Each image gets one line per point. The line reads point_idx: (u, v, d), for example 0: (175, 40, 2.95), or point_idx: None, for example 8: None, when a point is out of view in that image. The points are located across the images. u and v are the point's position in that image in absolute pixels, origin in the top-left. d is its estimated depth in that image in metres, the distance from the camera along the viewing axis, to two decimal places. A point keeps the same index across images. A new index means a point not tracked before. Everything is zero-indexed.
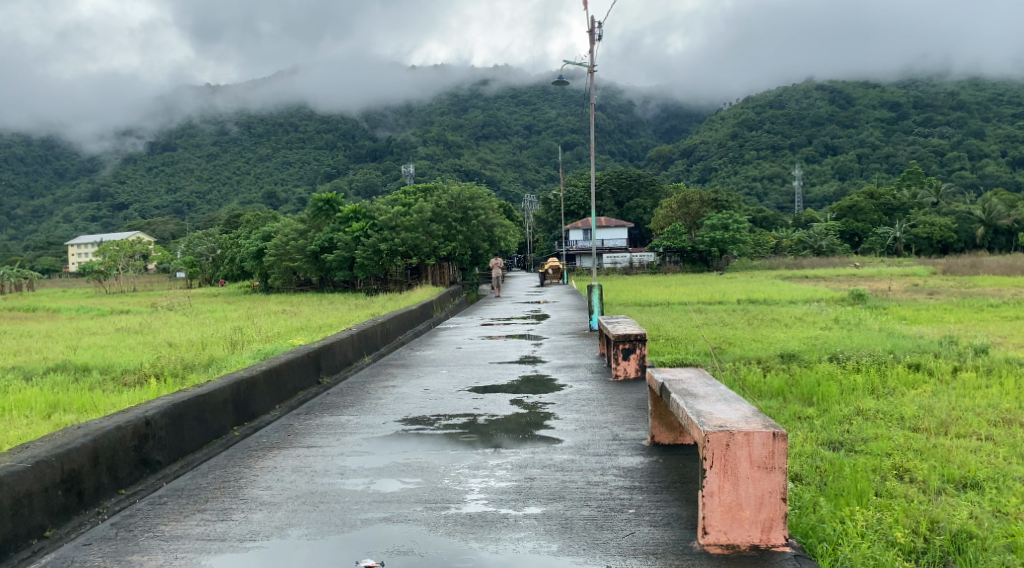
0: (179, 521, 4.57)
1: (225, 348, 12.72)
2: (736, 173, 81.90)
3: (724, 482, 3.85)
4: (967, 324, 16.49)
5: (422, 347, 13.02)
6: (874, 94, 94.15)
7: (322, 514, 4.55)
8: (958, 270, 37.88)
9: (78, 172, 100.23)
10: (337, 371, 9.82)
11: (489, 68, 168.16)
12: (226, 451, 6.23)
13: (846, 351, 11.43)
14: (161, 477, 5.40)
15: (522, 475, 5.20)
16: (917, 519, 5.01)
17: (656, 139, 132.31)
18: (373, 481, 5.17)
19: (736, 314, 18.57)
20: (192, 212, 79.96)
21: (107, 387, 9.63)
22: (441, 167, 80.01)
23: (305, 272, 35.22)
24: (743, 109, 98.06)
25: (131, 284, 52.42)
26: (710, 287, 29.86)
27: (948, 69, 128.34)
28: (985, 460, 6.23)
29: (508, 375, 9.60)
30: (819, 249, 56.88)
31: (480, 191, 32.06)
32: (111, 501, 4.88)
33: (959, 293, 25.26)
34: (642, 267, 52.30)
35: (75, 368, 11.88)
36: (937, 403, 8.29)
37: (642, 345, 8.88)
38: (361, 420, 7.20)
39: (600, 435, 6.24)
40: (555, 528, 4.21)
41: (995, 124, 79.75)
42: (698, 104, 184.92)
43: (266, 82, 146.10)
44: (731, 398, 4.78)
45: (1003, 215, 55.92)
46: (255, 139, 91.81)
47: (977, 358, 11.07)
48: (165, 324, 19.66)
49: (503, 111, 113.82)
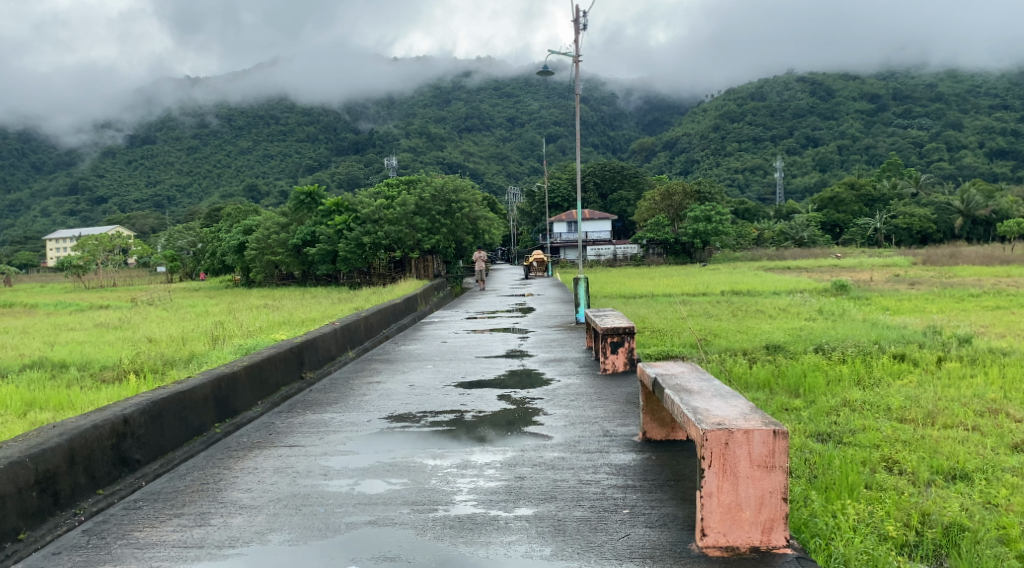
0: (155, 527, 4.39)
1: (206, 344, 12.37)
2: (718, 165, 82.41)
3: (723, 483, 3.74)
4: (948, 313, 16.61)
5: (408, 341, 12.82)
6: (854, 86, 94.77)
7: (305, 518, 4.39)
8: (938, 261, 38.04)
9: (56, 165, 98.68)
10: (320, 366, 9.64)
11: (472, 61, 168.28)
12: (207, 450, 6.03)
13: (831, 341, 11.38)
14: (140, 477, 5.22)
15: (512, 474, 5.05)
16: (908, 512, 4.94)
17: (639, 131, 132.22)
18: (358, 482, 5.01)
19: (721, 306, 18.53)
20: (172, 205, 78.96)
21: (85, 383, 9.43)
22: (424, 160, 79.49)
23: (288, 266, 35.05)
24: (724, 101, 98.33)
25: (111, 279, 51.59)
26: (694, 279, 29.76)
27: (926, 63, 129.39)
28: (974, 450, 6.17)
29: (496, 370, 9.41)
30: (800, 240, 57.20)
31: (463, 182, 31.13)
32: (88, 502, 4.70)
33: (940, 283, 25.18)
34: (626, 259, 52.66)
35: (52, 364, 11.62)
36: (923, 393, 8.25)
37: (630, 338, 8.77)
38: (346, 418, 6.99)
39: (591, 431, 6.12)
40: (548, 531, 4.07)
41: (973, 115, 80.48)
42: (681, 96, 186.42)
43: (246, 75, 144.30)
44: (727, 393, 4.66)
45: (982, 205, 56.06)
46: (236, 132, 91.01)
47: (961, 348, 11.04)
48: (146, 319, 19.19)
49: (485, 103, 113.31)
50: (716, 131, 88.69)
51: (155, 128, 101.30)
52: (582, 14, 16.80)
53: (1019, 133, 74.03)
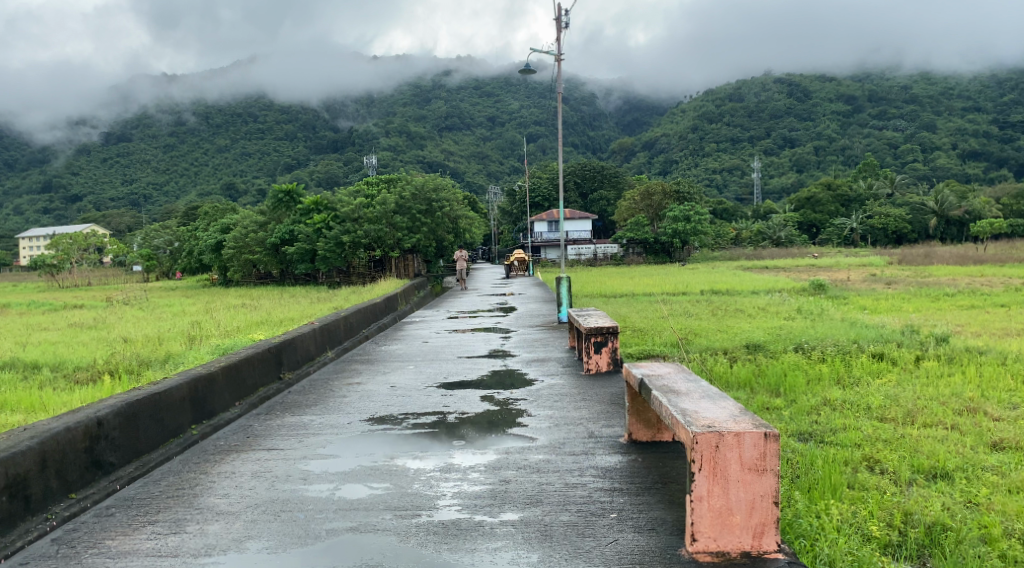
0: (129, 535, 4.26)
1: (182, 344, 12.17)
2: (696, 165, 82.94)
3: (714, 487, 3.68)
4: (925, 312, 16.80)
5: (388, 342, 12.67)
6: (830, 87, 95.75)
7: (284, 524, 4.28)
8: (913, 260, 38.47)
9: (29, 163, 96.92)
10: (299, 366, 9.49)
11: (452, 60, 168.08)
12: (183, 453, 5.88)
13: (811, 340, 11.37)
14: (115, 480, 5.09)
15: (496, 478, 4.97)
16: (891, 511, 4.91)
17: (619, 132, 132.48)
18: (339, 488, 4.90)
19: (701, 304, 18.59)
20: (149, 204, 77.90)
21: (58, 385, 9.19)
22: (404, 158, 79.09)
23: (265, 265, 34.70)
24: (703, 102, 98.95)
25: (85, 279, 50.73)
26: (674, 278, 29.92)
27: (900, 64, 131.07)
28: (953, 449, 6.18)
29: (477, 371, 9.30)
30: (778, 240, 57.71)
31: (444, 181, 30.85)
32: (60, 506, 4.57)
33: (916, 283, 25.23)
34: (606, 259, 52.81)
35: (25, 365, 11.36)
36: (903, 392, 8.27)
37: (613, 338, 8.74)
38: (326, 420, 6.90)
39: (576, 433, 6.05)
40: (533, 537, 4.00)
41: (947, 117, 81.55)
42: (660, 96, 187.61)
43: (224, 73, 142.95)
44: (715, 395, 4.62)
45: (955, 206, 56.71)
46: (214, 130, 90.01)
47: (938, 347, 11.13)
48: (121, 319, 18.92)
49: (466, 102, 113.00)
50: (695, 131, 89.29)
51: (131, 125, 99.80)
52: (565, 13, 16.79)
53: (991, 135, 75.06)
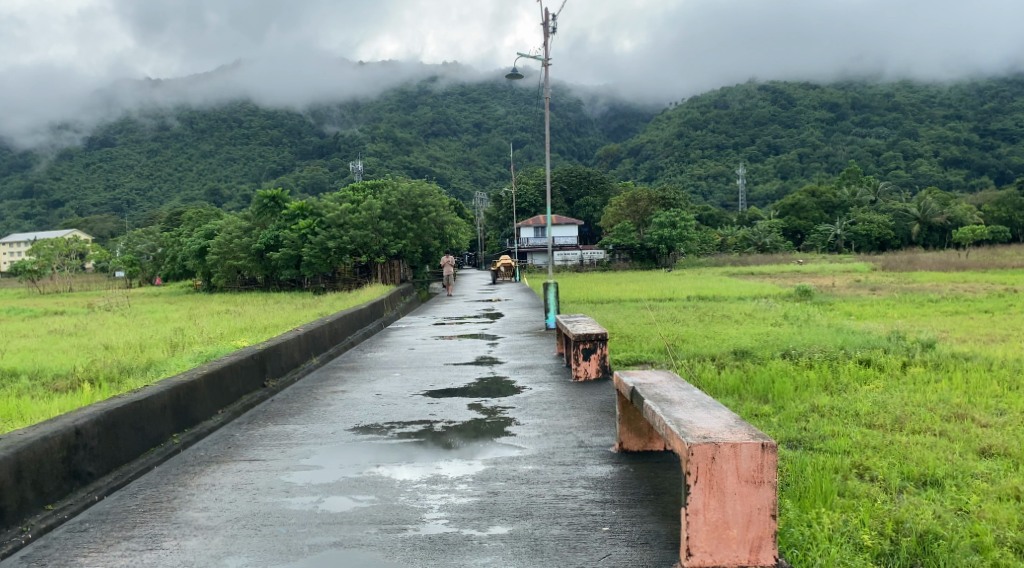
0: (102, 551, 4.11)
1: (165, 352, 11.88)
2: (682, 171, 83.27)
3: (711, 499, 3.59)
4: (910, 318, 16.85)
5: (373, 349, 12.49)
6: (814, 95, 96.66)
7: (264, 540, 4.14)
8: (895, 267, 38.74)
9: (10, 168, 95.48)
10: (282, 373, 9.28)
11: (438, 66, 168.29)
12: (163, 463, 5.72)
13: (798, 347, 11.31)
14: (93, 491, 4.93)
15: (485, 490, 4.85)
16: (882, 520, 4.79)
17: (604, 138, 132.93)
18: (322, 500, 4.76)
19: (688, 310, 18.57)
20: (132, 209, 76.82)
21: (36, 393, 9.05)
22: (390, 164, 78.75)
23: (249, 271, 34.35)
24: (688, 109, 99.52)
25: (66, 285, 49.91)
26: (661, 283, 30.26)
27: (880, 74, 132.43)
28: (941, 456, 6.11)
29: (465, 378, 9.20)
30: (763, 246, 58.15)
31: (430, 187, 30.71)
32: (36, 518, 4.42)
33: (900, 288, 25.81)
34: (591, 263, 52.78)
35: (1, 373, 11.10)
36: (890, 398, 8.22)
37: (602, 345, 8.63)
38: (310, 429, 6.73)
39: (566, 442, 5.93)
40: (523, 551, 3.89)
41: (928, 124, 82.35)
42: (645, 104, 189.14)
43: (208, 77, 141.66)
44: (709, 404, 4.53)
45: (937, 212, 57.53)
46: (198, 135, 89.16)
47: (924, 353, 11.11)
48: (102, 326, 18.66)
49: (452, 108, 113.13)
50: (680, 138, 89.80)
51: (115, 130, 98.85)
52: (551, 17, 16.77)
53: (972, 143, 75.68)
